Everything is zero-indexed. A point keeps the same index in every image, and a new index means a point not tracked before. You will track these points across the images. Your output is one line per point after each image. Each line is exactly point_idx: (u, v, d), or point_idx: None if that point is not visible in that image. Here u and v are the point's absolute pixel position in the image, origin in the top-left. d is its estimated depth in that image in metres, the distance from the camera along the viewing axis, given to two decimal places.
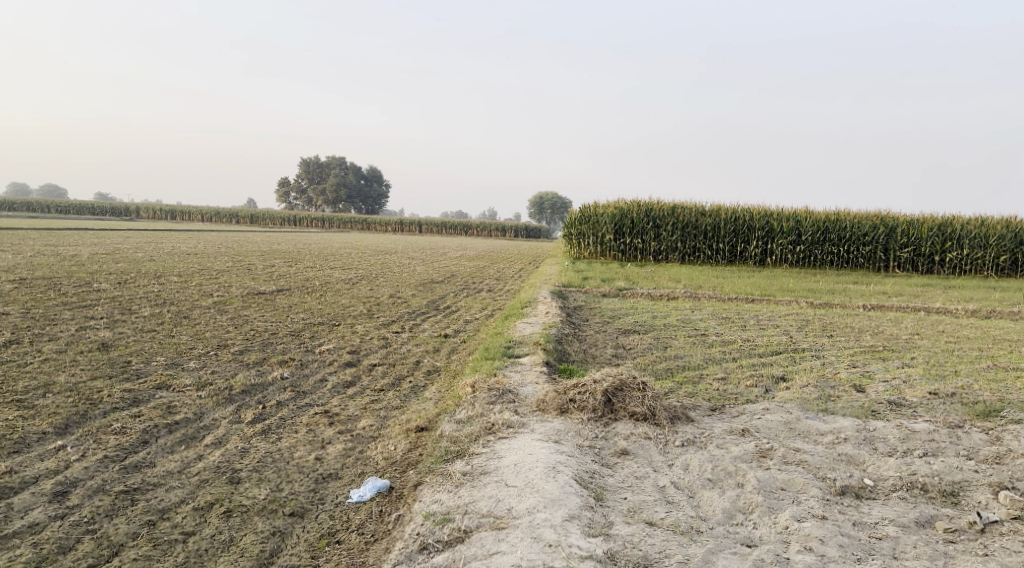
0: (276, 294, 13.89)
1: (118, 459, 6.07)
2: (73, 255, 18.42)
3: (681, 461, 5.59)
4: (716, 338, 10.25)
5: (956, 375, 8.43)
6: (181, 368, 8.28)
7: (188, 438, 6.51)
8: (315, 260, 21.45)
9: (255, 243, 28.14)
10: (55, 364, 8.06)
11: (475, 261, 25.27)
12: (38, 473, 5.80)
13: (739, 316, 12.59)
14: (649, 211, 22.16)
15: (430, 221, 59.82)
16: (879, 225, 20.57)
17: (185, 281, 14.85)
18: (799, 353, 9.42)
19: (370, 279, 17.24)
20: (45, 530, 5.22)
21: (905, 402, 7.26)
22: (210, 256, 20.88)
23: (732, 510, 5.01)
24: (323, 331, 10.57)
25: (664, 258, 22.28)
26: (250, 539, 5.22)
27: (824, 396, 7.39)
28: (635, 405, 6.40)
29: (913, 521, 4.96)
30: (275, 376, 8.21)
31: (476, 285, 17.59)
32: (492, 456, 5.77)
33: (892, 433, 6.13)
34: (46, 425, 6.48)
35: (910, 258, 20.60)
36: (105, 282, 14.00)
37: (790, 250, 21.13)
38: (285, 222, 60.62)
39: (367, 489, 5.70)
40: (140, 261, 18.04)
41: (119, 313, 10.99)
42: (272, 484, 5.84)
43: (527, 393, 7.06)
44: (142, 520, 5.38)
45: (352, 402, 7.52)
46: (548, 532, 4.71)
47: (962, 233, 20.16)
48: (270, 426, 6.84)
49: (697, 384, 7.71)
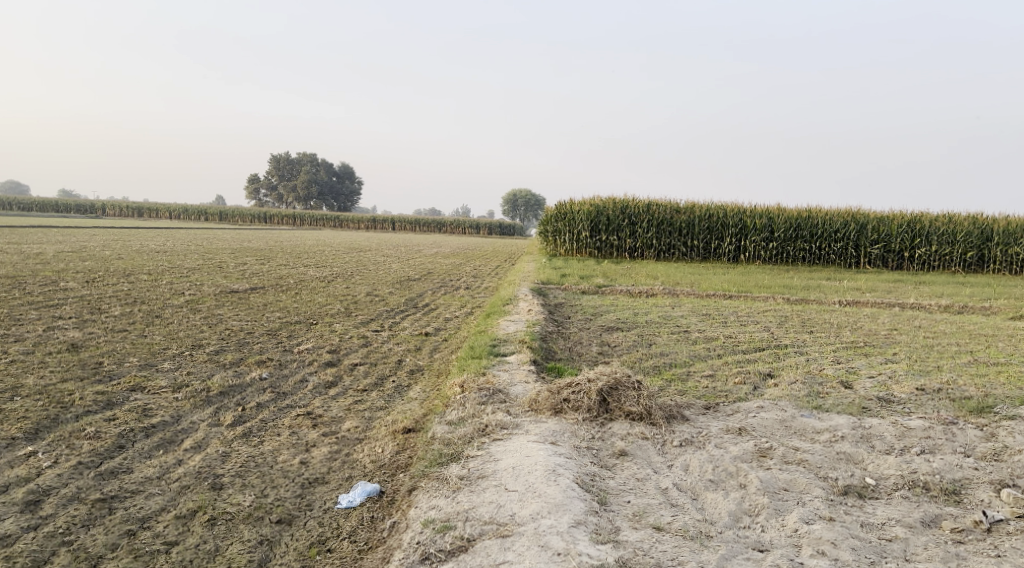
0: (250, 292, 13.60)
1: (93, 465, 5.81)
2: (37, 252, 17.91)
3: (680, 462, 5.48)
4: (699, 335, 10.17)
5: (940, 370, 8.42)
6: (155, 369, 7.99)
7: (165, 442, 6.26)
8: (287, 258, 21.12)
9: (226, 240, 27.73)
10: (23, 367, 7.74)
11: (450, 258, 25.01)
12: (8, 482, 5.53)
13: (719, 313, 12.54)
14: (625, 209, 22.11)
15: (402, 218, 59.31)
16: (851, 221, 20.67)
17: (155, 279, 14.49)
18: (783, 350, 9.38)
19: (345, 277, 16.97)
20: (17, 543, 4.97)
21: (894, 398, 7.21)
22: (179, 253, 20.48)
23: (738, 513, 4.91)
24: (300, 331, 10.31)
25: (640, 255, 22.26)
26: (237, 548, 5.01)
27: (813, 393, 7.32)
28: (631, 405, 6.27)
29: (919, 521, 4.90)
30: (254, 377, 7.97)
31: (453, 283, 17.39)
32: (488, 459, 5.61)
33: (887, 431, 6.06)
34: (15, 429, 6.21)
35: (881, 254, 20.72)
36: (72, 281, 13.62)
37: (763, 247, 21.19)
38: (254, 219, 59.81)
39: (357, 495, 5.51)
40: (107, 259, 17.62)
41: (88, 313, 10.65)
42: (256, 489, 5.62)
43: (517, 393, 6.91)
44: (120, 530, 5.14)
45: (335, 404, 7.31)
46: (555, 540, 4.57)
47: (931, 229, 20.34)
48: (251, 429, 6.61)
49: (686, 381, 7.61)
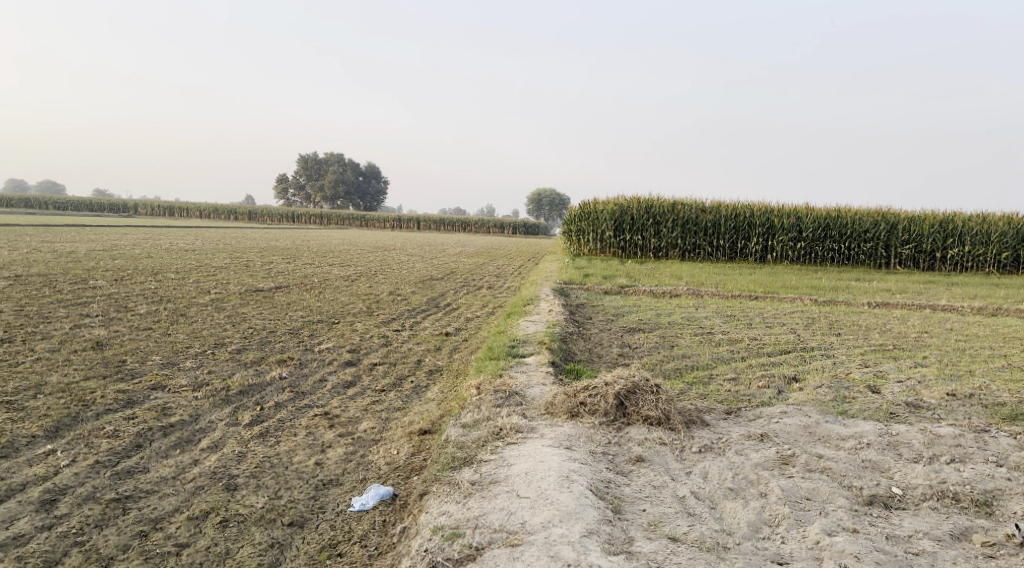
0: (275, 291, 13.61)
1: (110, 465, 5.81)
2: (69, 251, 18.15)
3: (699, 469, 5.35)
4: (723, 336, 9.99)
5: (973, 375, 8.17)
6: (176, 368, 8.00)
7: (183, 442, 6.24)
8: (313, 257, 21.18)
9: (254, 240, 28.04)
10: (47, 364, 7.79)
11: (473, 257, 24.97)
12: (25, 480, 5.54)
13: (744, 314, 12.33)
14: (649, 208, 21.90)
15: (428, 217, 59.35)
16: (881, 221, 20.28)
17: (182, 277, 14.57)
18: (810, 353, 9.16)
19: (370, 276, 16.94)
20: (31, 542, 4.97)
21: (923, 404, 7.00)
22: (208, 252, 20.63)
23: (758, 523, 4.77)
24: (322, 330, 10.30)
25: (664, 254, 22.05)
26: (248, 551, 4.97)
27: (839, 398, 7.14)
28: (649, 409, 6.13)
29: (947, 534, 4.73)
30: (273, 376, 7.95)
31: (476, 282, 17.34)
32: (502, 463, 5.51)
33: (916, 438, 5.86)
34: (36, 427, 6.23)
35: (912, 254, 20.29)
36: (101, 279, 13.73)
37: (790, 247, 20.88)
38: (283, 218, 60.33)
39: (370, 498, 5.45)
40: (137, 257, 17.74)
41: (115, 311, 10.72)
42: (270, 491, 5.58)
43: (534, 396, 6.80)
44: (133, 531, 5.12)
45: (353, 404, 7.26)
46: (566, 550, 4.47)
47: (963, 229, 19.85)
48: (268, 429, 6.58)
49: (708, 385, 7.46)
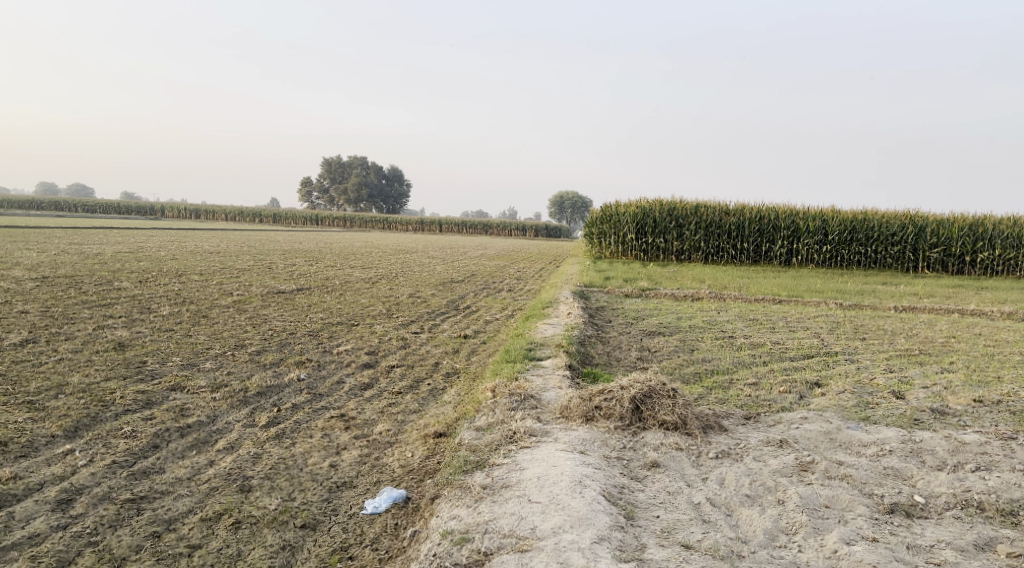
0: (296, 293, 13.67)
1: (126, 465, 5.83)
2: (96, 253, 18.37)
3: (715, 476, 5.25)
4: (745, 340, 9.85)
5: (1001, 381, 7.98)
6: (196, 369, 8.04)
7: (199, 443, 6.25)
8: (336, 259, 21.26)
9: (279, 242, 28.26)
10: (70, 364, 7.86)
11: (495, 260, 24.88)
12: (42, 480, 5.57)
13: (768, 319, 12.17)
14: (672, 211, 21.75)
15: (451, 220, 59.46)
16: (909, 225, 19.95)
17: (205, 279, 14.69)
18: (833, 357, 9.01)
19: (390, 278, 16.97)
20: (45, 543, 4.99)
21: (949, 411, 6.84)
22: (232, 254, 20.81)
23: (774, 531, 4.67)
24: (341, 331, 10.32)
25: (687, 257, 21.87)
26: (259, 554, 4.96)
27: (862, 404, 6.99)
28: (665, 414, 6.03)
29: (971, 544, 4.60)
30: (291, 377, 7.97)
31: (497, 285, 17.30)
32: (515, 467, 5.46)
33: (940, 445, 5.71)
34: (55, 427, 6.27)
35: (940, 258, 19.91)
36: (126, 280, 13.88)
37: (816, 250, 20.62)
38: (307, 222, 60.81)
39: (382, 500, 5.42)
40: (163, 259, 17.94)
41: (138, 312, 10.80)
42: (283, 492, 5.57)
43: (550, 399, 6.74)
44: (146, 531, 5.14)
45: (369, 406, 7.25)
46: (576, 557, 4.41)
47: (993, 233, 19.43)
48: (284, 430, 6.57)
49: (728, 390, 7.35)
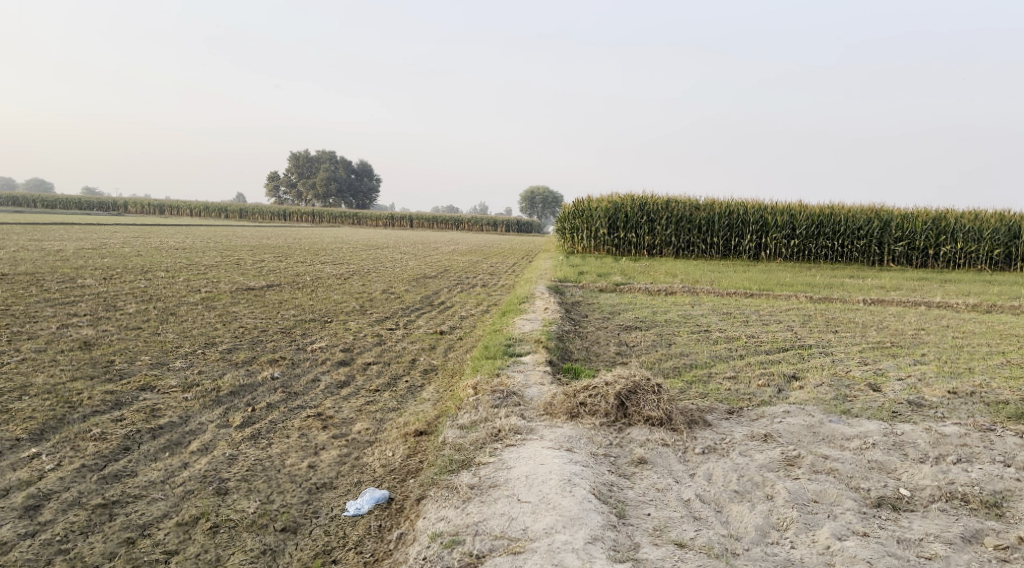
0: (266, 290, 13.43)
1: (96, 468, 5.64)
2: (58, 250, 17.89)
3: (703, 471, 5.23)
4: (720, 334, 9.88)
5: (972, 373, 8.08)
6: (166, 368, 7.83)
7: (172, 445, 6.07)
8: (306, 255, 20.96)
9: (247, 238, 27.77)
10: (34, 365, 7.60)
11: (467, 255, 24.70)
12: (9, 485, 5.37)
13: (741, 312, 12.22)
14: (643, 206, 21.78)
15: (421, 214, 59.01)
16: (874, 218, 20.18)
17: (172, 276, 14.36)
18: (808, 350, 9.06)
19: (362, 274, 16.77)
20: (13, 551, 4.81)
21: (925, 402, 6.90)
22: (199, 250, 20.40)
23: (766, 527, 4.66)
24: (314, 329, 10.14)
25: (658, 252, 21.94)
26: (238, 558, 4.83)
27: (841, 397, 7.02)
28: (650, 410, 5.99)
29: (959, 537, 4.63)
30: (265, 375, 7.80)
31: (470, 280, 17.20)
32: (501, 466, 5.37)
33: (921, 438, 5.74)
34: (20, 431, 6.05)
35: (905, 251, 20.21)
36: (89, 278, 13.51)
37: (784, 244, 20.77)
38: (273, 217, 60.00)
39: (365, 502, 5.30)
40: (126, 256, 17.52)
41: (103, 310, 10.51)
42: (262, 495, 5.42)
43: (533, 396, 6.67)
44: (120, 538, 4.97)
45: (346, 404, 7.10)
46: (570, 558, 4.34)
47: (956, 226, 19.75)
48: (260, 431, 6.42)
49: (708, 384, 7.35)
